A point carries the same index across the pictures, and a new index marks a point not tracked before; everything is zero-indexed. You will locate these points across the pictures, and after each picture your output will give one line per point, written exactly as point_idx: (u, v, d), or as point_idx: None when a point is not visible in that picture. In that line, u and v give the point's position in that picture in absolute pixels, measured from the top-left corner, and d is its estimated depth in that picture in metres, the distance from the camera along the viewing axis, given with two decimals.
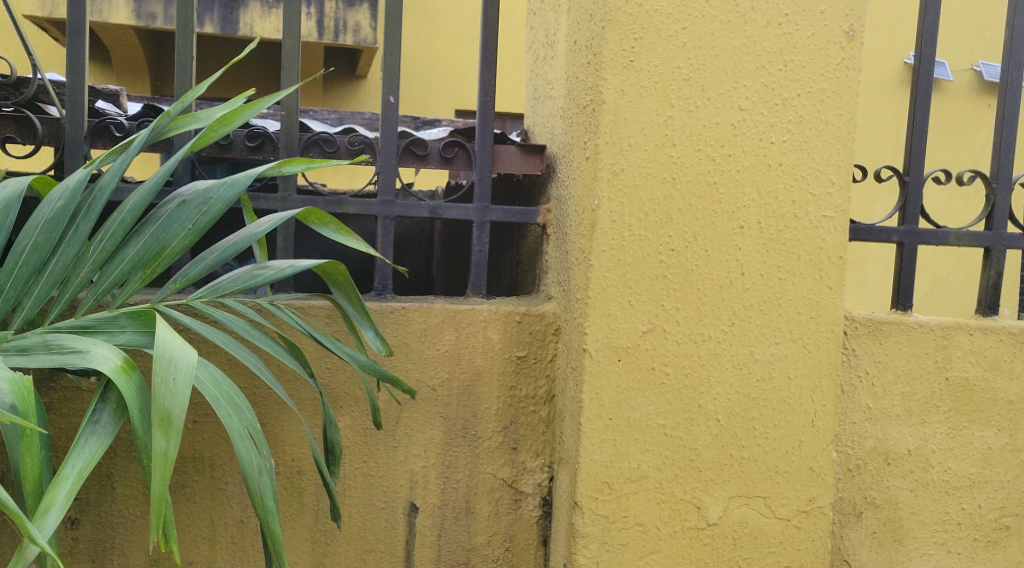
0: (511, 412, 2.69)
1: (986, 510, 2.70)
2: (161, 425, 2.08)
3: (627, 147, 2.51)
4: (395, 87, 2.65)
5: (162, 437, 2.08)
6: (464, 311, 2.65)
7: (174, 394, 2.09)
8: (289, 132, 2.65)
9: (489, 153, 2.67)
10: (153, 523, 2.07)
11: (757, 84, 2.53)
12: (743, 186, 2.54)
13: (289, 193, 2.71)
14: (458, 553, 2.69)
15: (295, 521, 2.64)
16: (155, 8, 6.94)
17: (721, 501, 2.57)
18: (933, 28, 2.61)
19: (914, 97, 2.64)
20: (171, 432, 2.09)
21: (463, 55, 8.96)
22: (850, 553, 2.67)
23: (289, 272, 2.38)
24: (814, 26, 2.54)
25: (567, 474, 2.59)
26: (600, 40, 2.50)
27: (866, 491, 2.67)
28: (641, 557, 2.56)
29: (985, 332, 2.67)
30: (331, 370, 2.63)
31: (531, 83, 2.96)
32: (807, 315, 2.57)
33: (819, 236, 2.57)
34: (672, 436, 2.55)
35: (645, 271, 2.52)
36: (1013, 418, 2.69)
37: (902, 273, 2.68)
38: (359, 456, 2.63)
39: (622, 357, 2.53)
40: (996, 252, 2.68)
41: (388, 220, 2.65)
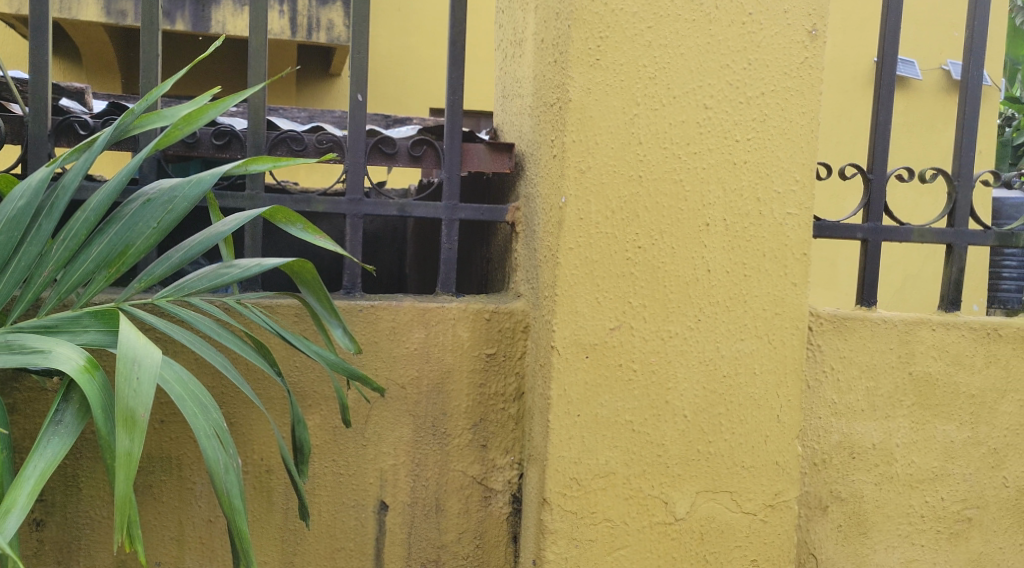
0: (481, 410, 2.70)
1: (949, 502, 2.73)
2: (125, 425, 2.08)
3: (593, 145, 2.52)
4: (363, 85, 2.64)
5: (126, 437, 2.06)
6: (433, 309, 2.65)
7: (138, 394, 2.08)
8: (257, 130, 2.64)
9: (457, 151, 2.68)
10: (117, 523, 2.05)
11: (722, 83, 2.56)
12: (708, 184, 2.56)
13: (256, 191, 2.70)
14: (429, 550, 2.69)
15: (264, 521, 2.64)
16: (126, 6, 6.61)
17: (688, 496, 2.60)
18: (895, 28, 2.64)
19: (877, 96, 2.67)
20: (135, 432, 2.08)
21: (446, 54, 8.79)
22: (817, 547, 2.70)
23: (256, 271, 2.37)
24: (777, 25, 2.57)
25: (536, 471, 2.60)
26: (566, 39, 2.51)
27: (832, 486, 2.70)
28: (610, 552, 2.58)
29: (948, 328, 2.70)
30: (300, 368, 2.63)
31: (500, 82, 2.97)
32: (771, 312, 2.60)
33: (783, 234, 2.60)
34: (639, 432, 2.57)
35: (612, 268, 2.54)
36: (974, 412, 2.73)
37: (867, 270, 2.71)
38: (328, 454, 2.63)
39: (589, 354, 2.54)
40: (957, 248, 2.70)
41: (356, 219, 2.64)
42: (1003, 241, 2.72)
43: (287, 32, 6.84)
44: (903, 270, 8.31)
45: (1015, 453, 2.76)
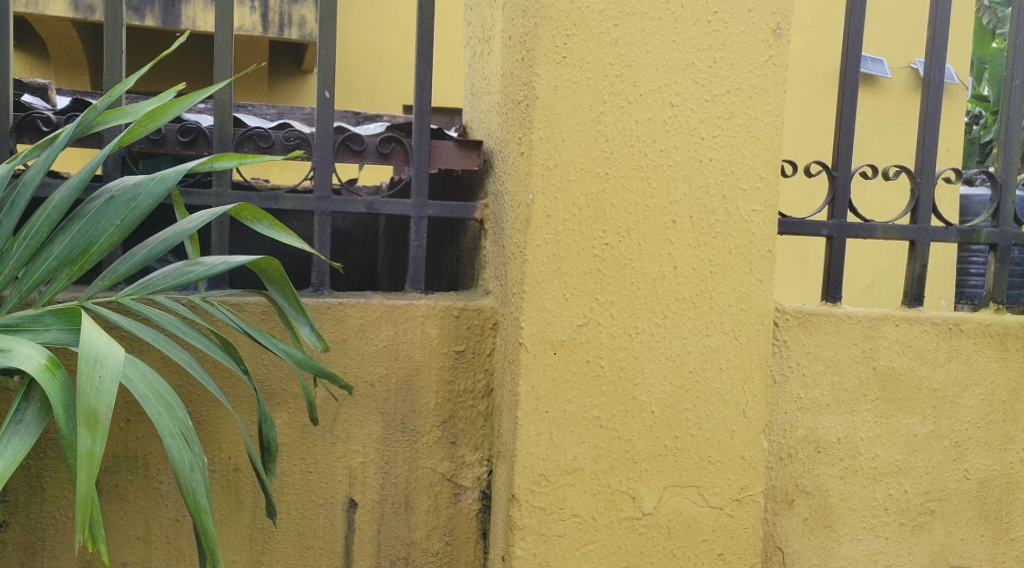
0: (450, 407, 2.70)
1: (912, 495, 2.76)
2: (87, 424, 2.06)
3: (561, 143, 2.54)
4: (330, 83, 2.63)
5: (87, 436, 2.05)
6: (401, 306, 2.65)
7: (100, 393, 2.06)
8: (223, 128, 2.63)
9: (426, 148, 2.67)
10: (79, 523, 2.04)
11: (688, 81, 2.58)
12: (674, 181, 2.58)
13: (223, 188, 2.68)
14: (398, 547, 2.69)
15: (232, 519, 2.63)
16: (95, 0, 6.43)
17: (656, 491, 2.61)
18: (859, 27, 2.67)
19: (841, 94, 2.70)
20: (97, 431, 2.06)
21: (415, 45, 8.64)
22: (783, 540, 2.73)
23: (223, 269, 2.36)
24: (742, 24, 2.59)
25: (505, 468, 2.61)
26: (533, 36, 2.52)
27: (798, 479, 2.72)
28: (578, 548, 2.59)
29: (911, 323, 2.73)
30: (268, 366, 2.62)
31: (469, 79, 2.97)
32: (737, 308, 2.63)
33: (748, 231, 2.62)
34: (607, 428, 2.58)
35: (579, 265, 2.55)
36: (936, 406, 2.75)
37: (832, 266, 2.73)
38: (296, 453, 2.63)
39: (557, 350, 2.55)
40: (920, 245, 2.73)
41: (324, 216, 2.64)
42: (965, 237, 2.75)
43: (259, 28, 6.66)
44: (875, 266, 8.32)
45: (976, 446, 2.78)
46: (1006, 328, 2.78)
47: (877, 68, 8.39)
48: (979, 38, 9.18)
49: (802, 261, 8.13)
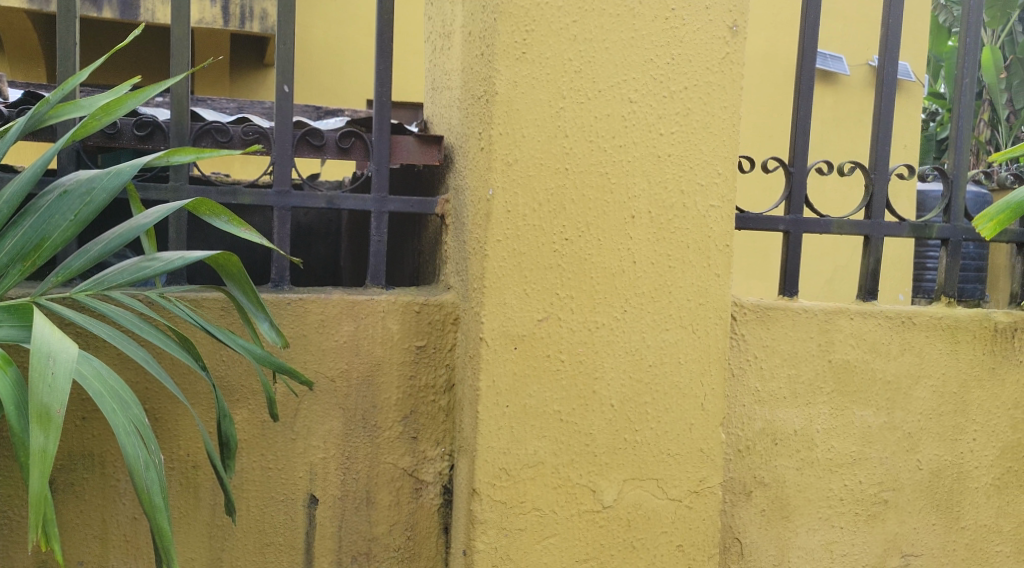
0: (411, 402, 2.70)
1: (866, 485, 2.79)
2: (40, 422, 2.03)
3: (521, 139, 2.55)
4: (289, 77, 2.62)
5: (40, 433, 2.02)
6: (362, 302, 2.65)
7: (53, 389, 2.04)
8: (180, 122, 2.61)
9: (386, 143, 2.67)
10: (32, 522, 2.01)
11: (646, 77, 2.60)
12: (633, 177, 2.60)
13: (181, 183, 2.67)
14: (359, 543, 2.69)
15: (191, 517, 2.61)
16: None
17: (616, 484, 2.63)
18: (815, 24, 2.70)
19: (797, 91, 2.73)
20: (50, 428, 2.04)
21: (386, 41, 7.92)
22: (741, 531, 2.76)
23: (180, 264, 2.35)
24: (700, 21, 2.62)
25: (465, 463, 2.62)
26: (493, 32, 2.53)
27: (755, 471, 2.76)
28: (538, 541, 2.60)
29: (865, 317, 2.76)
30: (226, 363, 2.61)
31: (429, 73, 2.96)
32: (695, 302, 2.65)
33: (706, 225, 2.65)
34: (567, 422, 2.60)
35: (539, 260, 2.57)
36: (890, 398, 2.79)
37: (788, 261, 2.77)
38: (256, 449, 2.62)
39: (518, 345, 2.57)
40: (875, 240, 2.77)
41: (283, 211, 2.63)
42: (918, 232, 2.79)
43: (219, 21, 6.42)
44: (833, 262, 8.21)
45: (929, 437, 2.82)
46: (957, 322, 2.81)
47: (836, 66, 8.30)
48: (937, 37, 9.24)
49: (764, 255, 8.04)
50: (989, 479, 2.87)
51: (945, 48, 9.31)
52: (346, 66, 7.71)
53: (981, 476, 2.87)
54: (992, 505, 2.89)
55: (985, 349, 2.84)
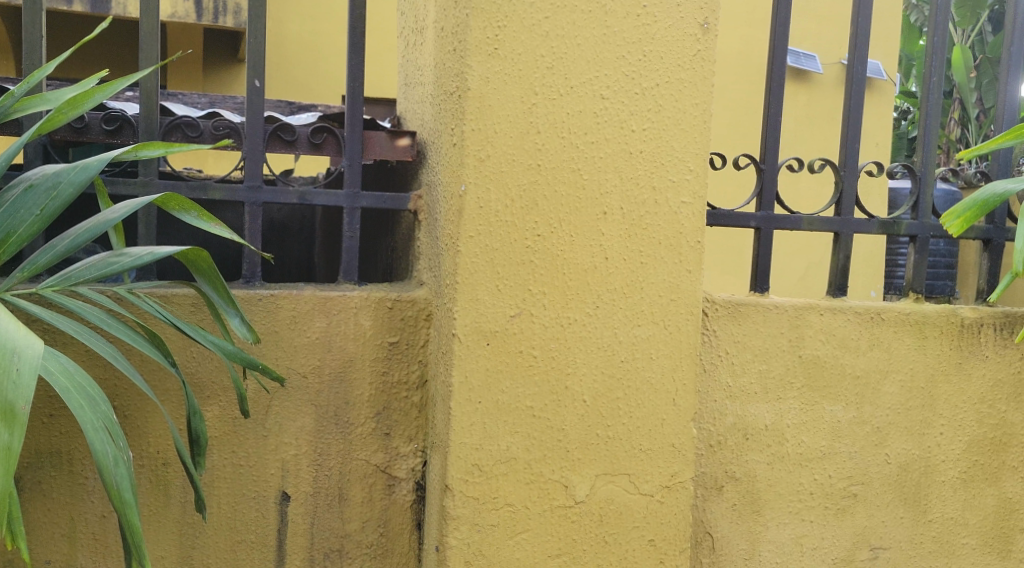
0: (383, 398, 2.69)
1: (836, 480, 2.82)
2: (5, 419, 2.01)
3: (493, 135, 2.55)
4: (260, 72, 2.61)
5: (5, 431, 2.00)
6: (334, 298, 2.64)
7: (17, 386, 2.01)
8: (149, 116, 2.59)
9: (358, 139, 2.66)
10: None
11: (618, 73, 2.60)
12: (606, 173, 2.61)
13: (150, 178, 2.64)
14: (332, 539, 2.68)
15: (161, 514, 2.59)
16: None
17: (588, 479, 2.63)
18: (786, 23, 2.72)
19: (768, 88, 2.75)
20: (15, 425, 2.01)
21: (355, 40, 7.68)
22: (712, 525, 2.78)
23: (149, 260, 2.33)
24: (671, 18, 2.62)
25: (438, 458, 2.62)
26: (465, 27, 2.53)
27: (727, 466, 2.77)
28: (511, 536, 2.60)
29: (835, 312, 2.79)
30: (197, 359, 2.59)
31: (402, 69, 2.95)
32: (667, 298, 2.65)
33: (678, 222, 2.65)
34: (539, 417, 2.60)
35: (512, 256, 2.57)
36: (859, 393, 2.81)
37: (760, 257, 2.79)
38: (227, 446, 2.60)
39: (490, 341, 2.57)
40: (844, 236, 2.80)
41: (255, 207, 2.61)
42: (887, 229, 2.82)
43: (193, 15, 6.36)
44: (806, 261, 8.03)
45: (898, 431, 2.84)
46: (925, 318, 2.83)
47: (810, 64, 8.05)
48: (908, 36, 9.27)
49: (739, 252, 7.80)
50: (956, 472, 2.89)
51: (917, 47, 9.33)
52: (321, 62, 7.64)
53: (948, 469, 2.89)
54: (959, 498, 2.90)
55: (952, 344, 2.86)
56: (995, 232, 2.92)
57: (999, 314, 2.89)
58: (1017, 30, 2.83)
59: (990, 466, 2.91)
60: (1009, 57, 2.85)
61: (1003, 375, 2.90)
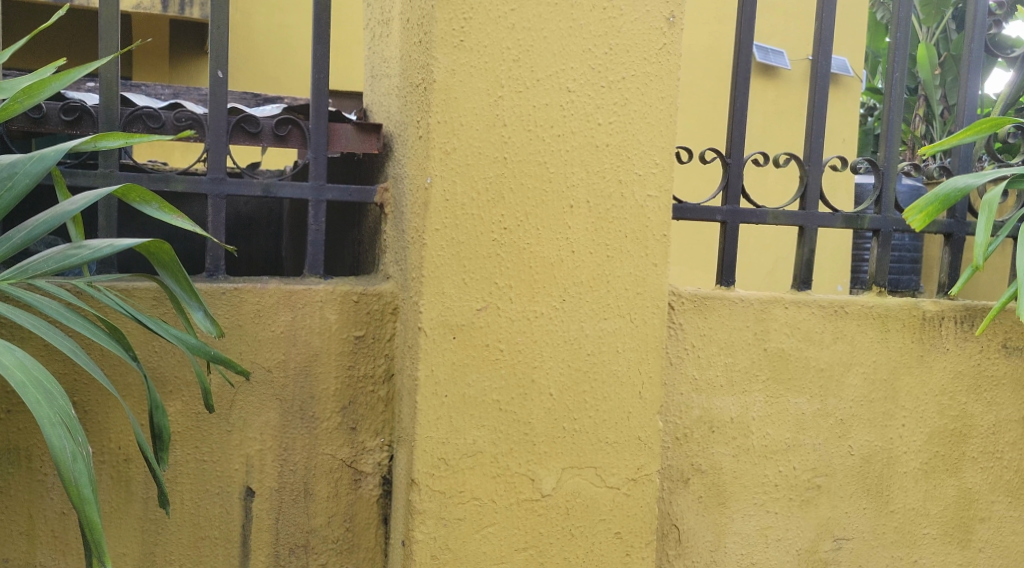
0: (349, 393, 2.67)
1: (800, 471, 2.84)
2: None
3: (459, 127, 2.53)
4: (223, 62, 2.58)
5: None
6: (299, 291, 2.61)
7: None
8: (109, 106, 2.55)
9: (324, 131, 2.64)
10: None
11: (585, 66, 2.59)
12: (572, 166, 2.60)
13: (110, 169, 2.60)
14: (297, 535, 2.66)
15: (122, 511, 2.56)
16: None
17: (554, 472, 2.63)
18: (751, 17, 2.72)
19: (734, 82, 2.75)
20: None
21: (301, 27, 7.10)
22: (678, 517, 2.79)
23: (109, 252, 2.28)
24: (637, 11, 2.62)
25: (404, 452, 2.61)
26: (430, 19, 2.52)
27: (692, 458, 2.79)
28: (477, 530, 2.59)
29: (800, 306, 2.81)
30: (160, 354, 2.56)
31: (368, 62, 2.93)
32: (633, 291, 2.65)
33: (644, 216, 2.65)
34: (506, 411, 2.60)
35: (477, 250, 2.56)
36: (823, 385, 2.83)
37: (725, 251, 2.80)
38: (190, 441, 2.58)
39: (456, 334, 2.56)
40: (809, 230, 2.81)
41: (218, 199, 2.58)
42: (850, 223, 2.84)
43: (158, 7, 6.23)
44: (775, 253, 7.70)
45: (860, 423, 2.87)
46: (887, 311, 2.86)
47: (777, 60, 7.66)
48: (871, 31, 9.28)
49: (707, 246, 7.46)
50: (918, 463, 2.92)
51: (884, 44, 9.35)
52: None
53: (910, 460, 2.92)
54: (920, 489, 2.93)
55: (914, 337, 2.89)
56: (957, 226, 2.95)
57: (960, 307, 2.92)
58: (977, 27, 2.86)
59: (951, 457, 2.95)
60: (969, 53, 2.88)
61: (964, 367, 2.93)
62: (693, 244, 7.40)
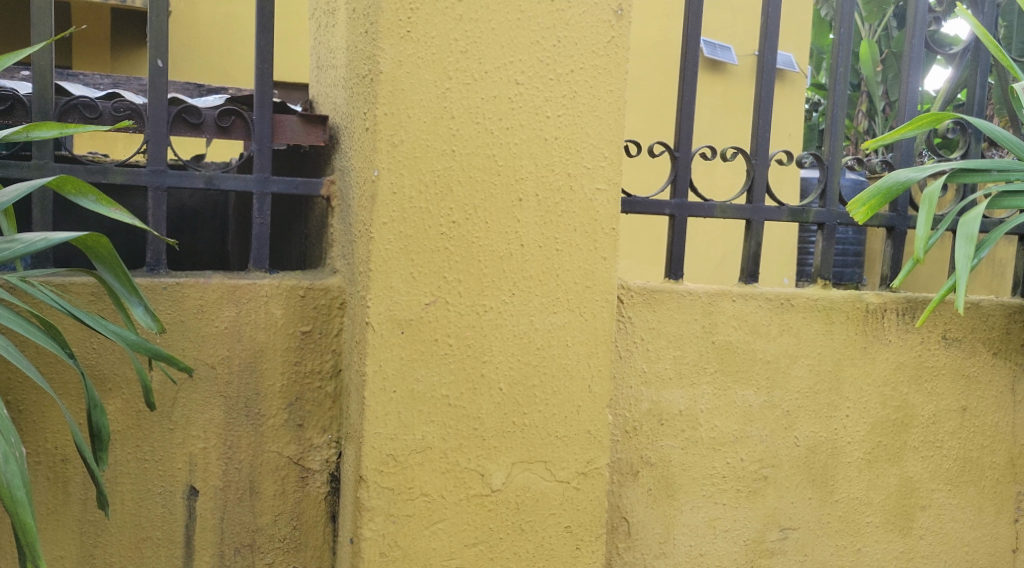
0: (296, 389, 2.62)
1: (747, 462, 2.86)
2: None
3: (406, 119, 2.50)
4: (163, 51, 2.51)
5: None
6: (243, 286, 2.56)
7: None
8: (43, 95, 2.46)
9: (268, 123, 2.59)
10: None
11: (533, 59, 2.58)
12: (520, 159, 2.58)
13: (45, 160, 2.51)
14: (242, 534, 2.61)
15: (59, 513, 2.48)
16: None
17: (504, 467, 2.62)
18: (699, 11, 2.73)
19: (681, 76, 2.76)
20: None
21: (242, 14, 6.87)
22: (628, 510, 2.80)
23: (44, 245, 2.21)
24: (585, 4, 2.61)
25: (352, 449, 2.57)
26: (375, 8, 2.48)
27: (641, 451, 2.80)
28: (427, 527, 2.57)
29: (746, 299, 2.83)
30: (98, 350, 2.49)
31: (314, 52, 2.88)
32: (582, 285, 2.65)
33: (593, 209, 2.64)
34: (455, 406, 2.57)
35: (425, 244, 2.53)
36: (769, 377, 2.86)
37: (674, 245, 2.81)
38: (131, 440, 2.51)
39: (405, 329, 2.53)
40: (755, 224, 2.83)
41: (158, 192, 2.51)
42: (796, 216, 2.86)
43: None
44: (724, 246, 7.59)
45: (805, 415, 2.90)
46: (831, 303, 2.90)
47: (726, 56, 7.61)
48: (816, 28, 9.38)
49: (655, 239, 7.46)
50: (861, 453, 2.96)
51: (827, 41, 9.46)
52: None
53: (853, 451, 2.96)
54: (864, 479, 2.98)
55: (857, 329, 2.93)
56: (898, 220, 3.00)
57: (902, 300, 2.96)
58: (918, 24, 2.91)
59: (893, 447, 3.00)
60: (910, 49, 2.93)
61: (905, 358, 2.98)
62: (637, 238, 7.39)
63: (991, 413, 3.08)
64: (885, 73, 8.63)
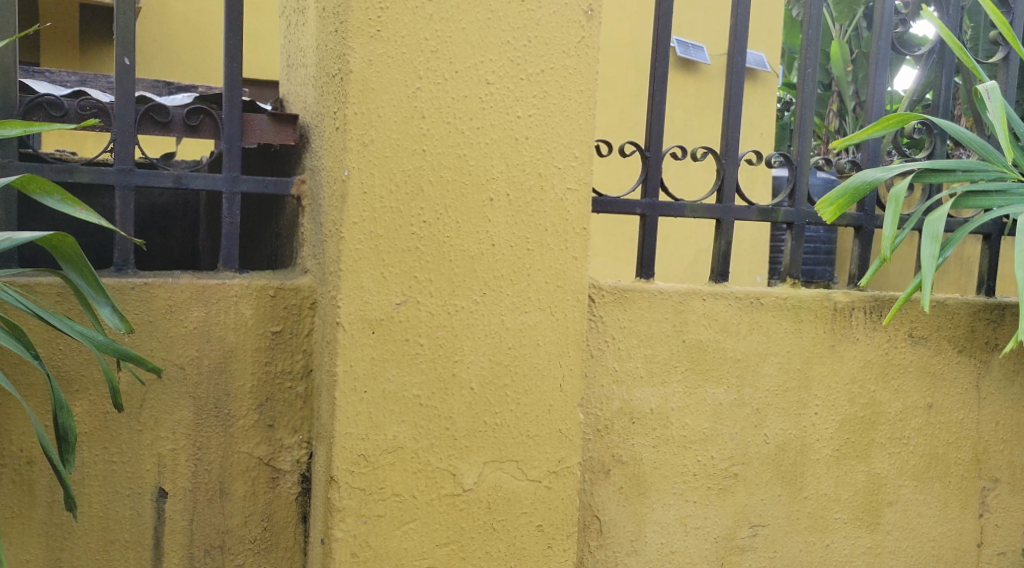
0: (266, 390, 2.61)
1: (718, 460, 2.88)
2: None
3: (376, 119, 2.49)
4: (130, 49, 2.48)
5: None
6: (212, 286, 2.54)
7: None
8: (8, 94, 2.43)
9: (237, 122, 2.57)
10: None
11: (504, 59, 2.57)
12: (491, 159, 2.58)
13: (10, 159, 2.48)
14: (212, 536, 2.59)
15: (25, 516, 2.45)
16: None
17: (476, 467, 2.61)
18: (668, 12, 2.74)
19: (652, 76, 2.77)
20: None
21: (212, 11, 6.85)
22: (600, 509, 2.81)
23: (9, 246, 2.18)
24: (555, 5, 2.61)
25: (323, 449, 2.56)
26: (345, 7, 2.47)
27: (613, 450, 2.81)
28: (398, 527, 2.56)
29: (716, 297, 2.85)
30: (65, 351, 2.46)
31: (283, 50, 2.86)
32: (553, 284, 2.65)
33: (564, 209, 2.65)
34: (426, 406, 2.57)
35: (396, 243, 2.52)
36: (739, 375, 2.88)
37: (645, 244, 2.82)
38: (98, 442, 2.49)
39: (376, 329, 2.52)
40: (725, 223, 2.85)
41: (126, 191, 2.49)
42: (765, 216, 2.88)
43: None
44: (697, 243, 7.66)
45: (774, 413, 2.92)
46: (800, 302, 2.92)
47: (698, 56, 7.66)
48: (787, 29, 9.45)
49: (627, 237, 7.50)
50: (830, 450, 2.99)
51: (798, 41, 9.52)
52: None
53: (822, 448, 2.98)
54: (832, 475, 3.00)
55: (825, 327, 2.96)
56: (866, 220, 3.02)
57: (869, 298, 2.99)
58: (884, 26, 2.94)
59: (861, 443, 3.02)
60: (877, 51, 2.96)
61: (872, 357, 3.01)
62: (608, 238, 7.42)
63: (956, 410, 3.12)
64: (855, 74, 8.70)
